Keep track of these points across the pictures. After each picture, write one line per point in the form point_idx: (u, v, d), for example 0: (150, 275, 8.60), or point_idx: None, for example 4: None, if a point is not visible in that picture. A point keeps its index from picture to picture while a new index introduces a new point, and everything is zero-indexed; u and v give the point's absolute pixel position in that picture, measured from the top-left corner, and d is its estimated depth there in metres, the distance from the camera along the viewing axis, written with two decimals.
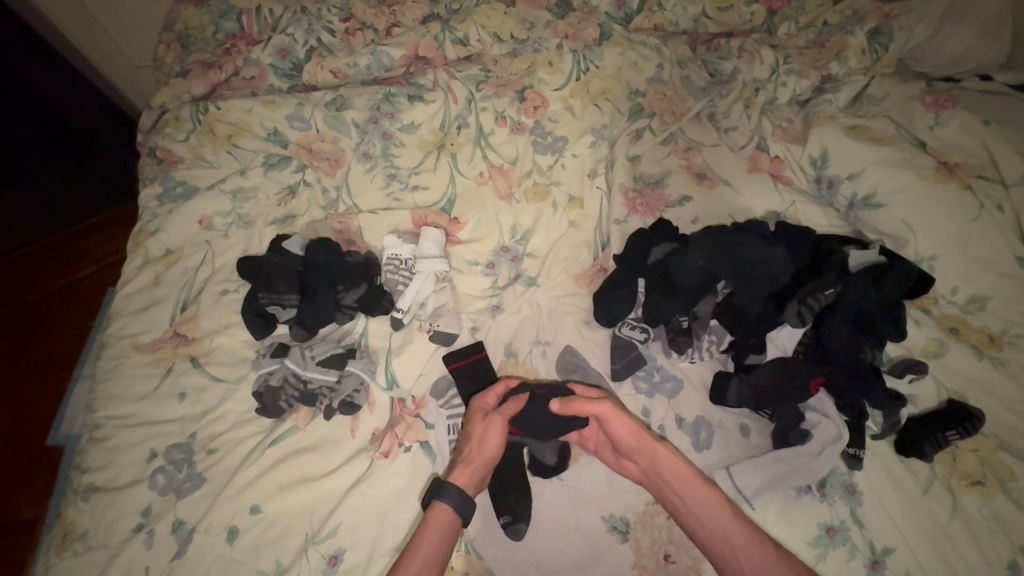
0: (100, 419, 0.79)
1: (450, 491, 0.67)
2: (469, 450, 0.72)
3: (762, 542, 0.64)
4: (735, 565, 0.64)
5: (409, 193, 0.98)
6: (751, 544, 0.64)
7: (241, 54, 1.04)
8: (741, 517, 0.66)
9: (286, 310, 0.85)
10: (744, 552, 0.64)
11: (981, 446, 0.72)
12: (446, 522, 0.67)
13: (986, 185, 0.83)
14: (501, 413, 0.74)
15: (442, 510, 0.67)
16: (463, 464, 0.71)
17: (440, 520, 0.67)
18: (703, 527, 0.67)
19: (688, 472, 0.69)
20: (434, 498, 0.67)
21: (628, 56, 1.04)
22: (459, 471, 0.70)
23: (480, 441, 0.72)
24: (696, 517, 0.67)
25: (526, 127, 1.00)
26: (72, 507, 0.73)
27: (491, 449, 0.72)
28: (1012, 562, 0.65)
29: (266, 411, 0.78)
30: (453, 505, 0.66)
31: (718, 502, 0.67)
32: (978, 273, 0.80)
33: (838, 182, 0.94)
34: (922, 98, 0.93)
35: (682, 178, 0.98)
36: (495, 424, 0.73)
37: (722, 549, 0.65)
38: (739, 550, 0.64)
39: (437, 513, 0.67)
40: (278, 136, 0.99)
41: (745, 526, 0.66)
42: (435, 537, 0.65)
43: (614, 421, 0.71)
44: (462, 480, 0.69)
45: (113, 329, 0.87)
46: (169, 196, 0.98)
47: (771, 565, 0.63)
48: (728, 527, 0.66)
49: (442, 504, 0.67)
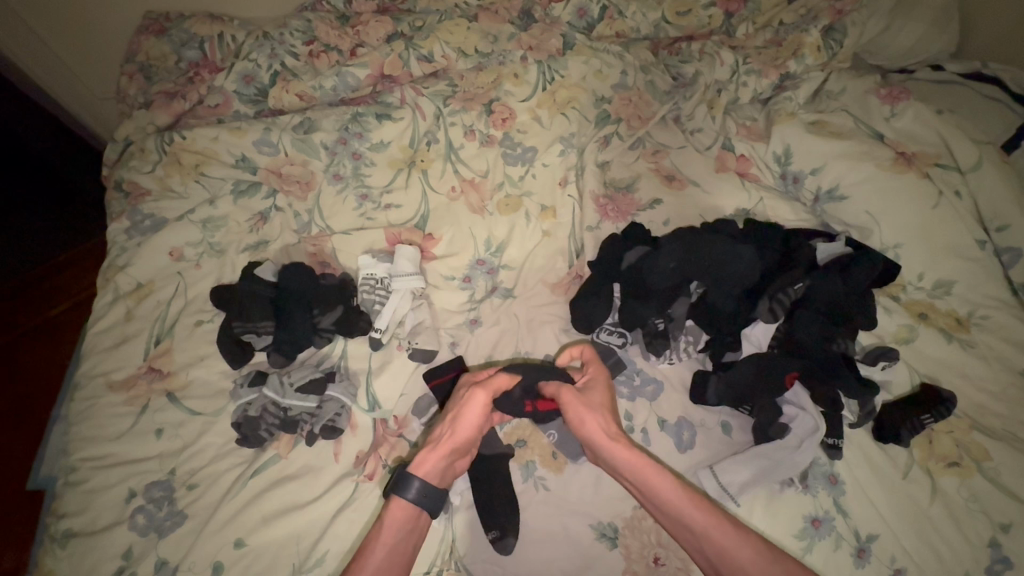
0: (75, 462, 0.77)
1: (414, 483, 0.65)
2: (443, 429, 0.70)
3: (721, 522, 0.63)
4: (702, 549, 0.63)
5: (382, 213, 0.98)
6: (710, 525, 0.63)
7: (205, 82, 1.04)
8: (693, 495, 0.65)
9: (262, 337, 0.85)
10: (707, 534, 0.63)
11: (955, 428, 0.73)
12: (405, 516, 0.65)
13: (944, 173, 0.86)
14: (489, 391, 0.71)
15: (400, 506, 0.65)
16: (432, 447, 0.68)
17: (399, 518, 0.65)
18: (662, 511, 0.66)
19: (632, 460, 0.67)
20: (395, 490, 0.66)
21: (592, 64, 1.06)
22: (425, 455, 0.68)
23: (456, 422, 0.69)
24: (654, 502, 0.66)
25: (496, 140, 1.01)
26: (50, 555, 0.71)
27: (461, 431, 0.69)
28: (992, 539, 0.66)
29: (247, 442, 0.77)
30: (411, 497, 0.65)
31: (672, 484, 0.65)
32: (941, 258, 0.83)
33: (802, 177, 0.95)
34: (877, 92, 0.95)
35: (652, 182, 0.99)
36: (478, 398, 0.70)
37: (688, 535, 0.64)
38: (700, 532, 0.63)
39: (396, 511, 0.65)
40: (246, 162, 0.99)
41: (702, 506, 0.64)
42: (389, 537, 0.64)
43: (572, 407, 0.72)
44: (427, 465, 0.67)
45: (85, 368, 0.85)
46: (137, 229, 0.96)
47: (734, 546, 0.61)
48: (687, 508, 0.64)
49: (402, 499, 0.65)
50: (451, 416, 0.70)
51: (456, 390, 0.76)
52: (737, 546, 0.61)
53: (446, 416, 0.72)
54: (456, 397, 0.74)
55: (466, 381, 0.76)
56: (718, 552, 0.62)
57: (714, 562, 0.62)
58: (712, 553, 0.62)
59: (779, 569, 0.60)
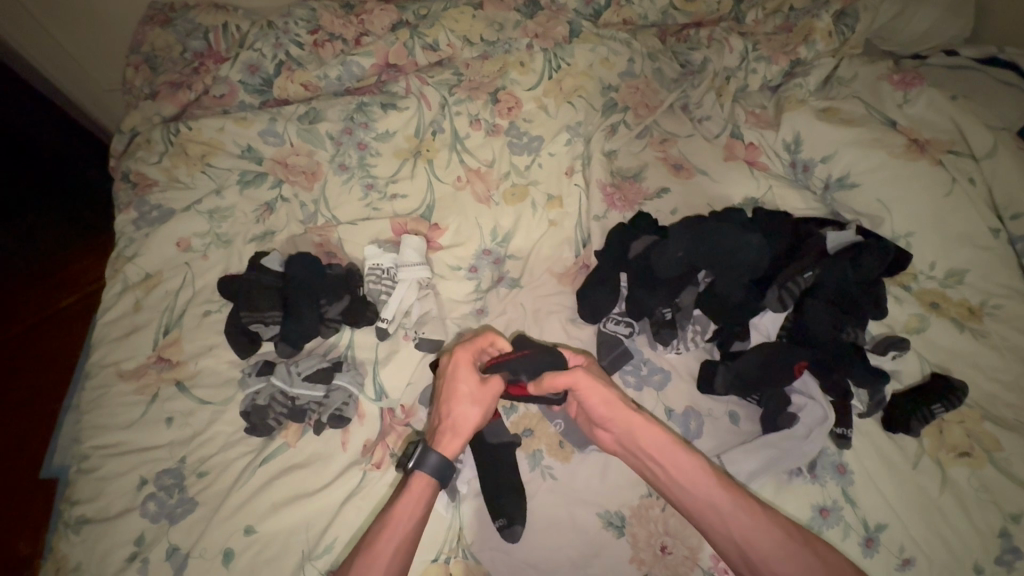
0: (87, 450, 0.78)
1: (433, 457, 0.67)
2: (459, 412, 0.71)
3: (749, 505, 0.65)
4: (724, 531, 0.65)
5: (388, 203, 0.97)
6: (736, 506, 0.65)
7: (210, 73, 1.04)
8: (725, 481, 0.67)
9: (269, 327, 0.85)
10: (731, 516, 0.65)
11: (966, 418, 0.73)
12: (427, 492, 0.67)
13: (958, 159, 0.84)
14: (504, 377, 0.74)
15: (422, 477, 0.67)
16: (454, 432, 0.70)
17: (420, 489, 0.66)
18: (688, 493, 0.67)
19: (666, 442, 0.69)
20: (420, 467, 0.67)
21: (599, 52, 1.04)
22: (451, 440, 0.69)
23: (472, 407, 0.71)
24: (682, 487, 0.67)
25: (502, 129, 1.00)
26: (65, 540, 0.72)
27: (482, 416, 0.72)
28: (1002, 530, 0.66)
29: (255, 431, 0.77)
30: (436, 476, 0.67)
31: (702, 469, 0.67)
32: (954, 247, 0.81)
33: (812, 166, 0.94)
34: (890, 78, 0.93)
35: (659, 170, 0.98)
36: (495, 384, 0.73)
37: (714, 518, 0.65)
38: (728, 516, 0.65)
39: (419, 483, 0.67)
40: (252, 153, 0.99)
41: (732, 491, 0.66)
42: (415, 506, 0.65)
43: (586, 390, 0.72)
44: (452, 448, 0.69)
45: (95, 358, 0.86)
46: (145, 220, 0.96)
47: (761, 530, 0.63)
48: (715, 494, 0.66)
49: (423, 471, 0.67)
50: (468, 400, 0.71)
51: (453, 367, 0.73)
52: (766, 531, 0.63)
53: (452, 398, 0.72)
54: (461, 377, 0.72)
55: (465, 358, 0.74)
56: (743, 535, 0.64)
57: (739, 544, 0.64)
58: (738, 536, 0.64)
59: (803, 552, 0.62)
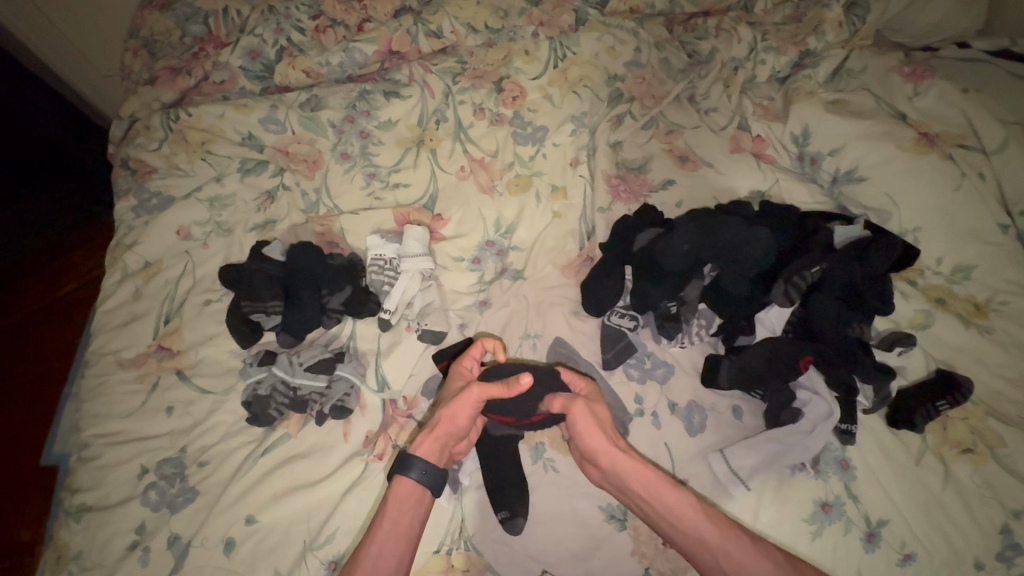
0: (88, 438, 0.78)
1: (415, 461, 0.66)
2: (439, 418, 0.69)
3: (738, 537, 0.62)
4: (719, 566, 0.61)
5: (390, 192, 0.96)
6: (724, 541, 0.61)
7: (209, 58, 1.02)
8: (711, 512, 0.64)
9: (270, 317, 0.84)
10: (720, 552, 0.61)
11: (970, 414, 0.72)
12: (413, 494, 0.65)
13: (968, 154, 0.83)
14: (481, 390, 0.69)
15: (406, 482, 0.65)
16: (428, 430, 0.69)
17: (405, 495, 0.65)
18: (677, 528, 0.63)
19: (646, 473, 0.65)
20: (398, 471, 0.66)
21: (605, 41, 1.03)
22: (422, 439, 0.68)
23: (453, 412, 0.69)
24: (675, 525, 0.63)
25: (505, 119, 0.99)
26: (66, 528, 0.72)
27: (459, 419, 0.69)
28: (1004, 526, 0.66)
29: (257, 421, 0.77)
30: (416, 476, 0.65)
31: (687, 502, 0.64)
32: (961, 243, 0.81)
33: (820, 159, 0.93)
34: (900, 70, 0.92)
35: (664, 162, 0.97)
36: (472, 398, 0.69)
37: (703, 553, 0.62)
38: (717, 550, 0.61)
39: (402, 487, 0.65)
40: (253, 141, 0.98)
41: (719, 523, 0.63)
42: (399, 511, 0.64)
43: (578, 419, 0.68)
44: (424, 448, 0.67)
45: (95, 346, 0.85)
46: (144, 208, 0.95)
47: (752, 560, 0.60)
48: (702, 527, 0.62)
49: (406, 477, 0.65)
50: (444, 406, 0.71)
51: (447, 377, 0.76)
52: (757, 561, 0.60)
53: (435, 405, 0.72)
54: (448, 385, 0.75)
55: (457, 370, 0.75)
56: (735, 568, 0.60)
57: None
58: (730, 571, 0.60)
59: None
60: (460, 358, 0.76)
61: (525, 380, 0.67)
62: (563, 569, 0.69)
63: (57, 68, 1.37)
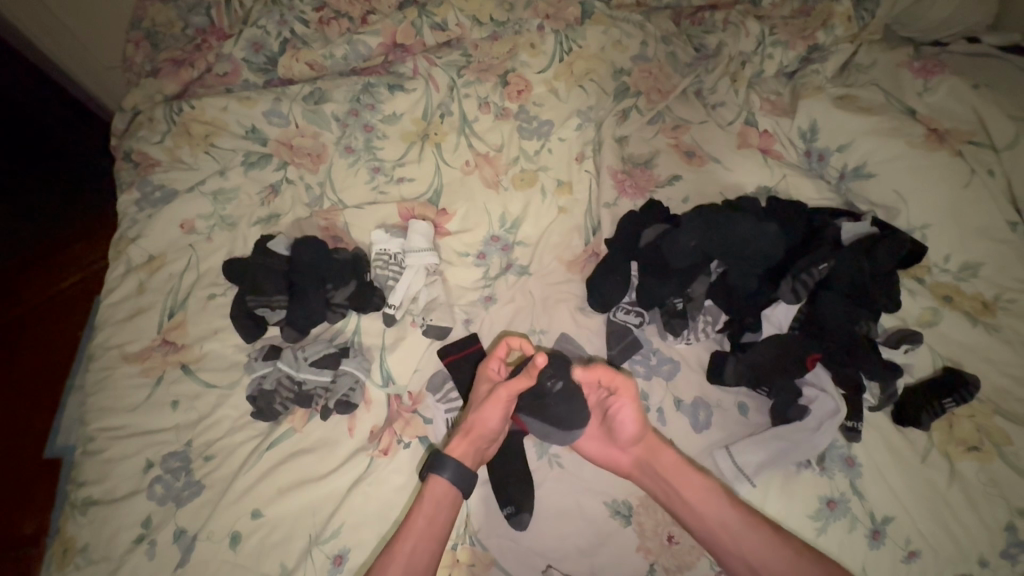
0: (93, 432, 0.78)
1: (449, 462, 0.68)
2: (471, 419, 0.71)
3: (763, 528, 0.66)
4: (738, 553, 0.65)
5: (395, 186, 0.96)
6: (749, 529, 0.66)
7: (212, 50, 1.01)
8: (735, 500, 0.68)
9: (275, 312, 0.84)
10: (739, 538, 0.66)
11: (976, 412, 0.72)
12: (444, 493, 0.68)
13: (977, 150, 0.82)
14: (506, 390, 0.71)
15: (439, 483, 0.68)
16: (463, 434, 0.71)
17: (438, 494, 0.67)
18: (699, 516, 0.68)
19: (676, 460, 0.71)
20: (433, 471, 0.68)
21: (612, 34, 1.02)
22: (458, 442, 0.70)
23: (483, 411, 0.71)
24: (699, 513, 0.68)
25: (510, 113, 0.98)
26: (72, 521, 0.72)
27: (489, 421, 0.71)
28: (1008, 524, 0.66)
29: (261, 415, 0.77)
30: (450, 477, 0.67)
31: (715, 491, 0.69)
32: (969, 240, 0.80)
33: (828, 155, 0.92)
34: (910, 65, 0.91)
35: (671, 157, 0.97)
36: (501, 399, 0.71)
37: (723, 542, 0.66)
38: (740, 536, 0.66)
39: (436, 488, 0.68)
40: (256, 134, 0.97)
41: (743, 512, 0.67)
42: (431, 510, 0.66)
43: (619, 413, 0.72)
44: (460, 451, 0.70)
45: (100, 340, 0.85)
46: (147, 201, 0.95)
47: (773, 548, 0.64)
48: (727, 516, 0.67)
49: (440, 476, 0.68)
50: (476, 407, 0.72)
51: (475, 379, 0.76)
52: (779, 549, 0.64)
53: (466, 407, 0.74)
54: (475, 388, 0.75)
55: (484, 372, 0.75)
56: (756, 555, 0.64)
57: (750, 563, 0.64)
58: (752, 559, 0.64)
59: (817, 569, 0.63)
60: (487, 359, 0.76)
61: (539, 362, 0.71)
62: (568, 564, 0.69)
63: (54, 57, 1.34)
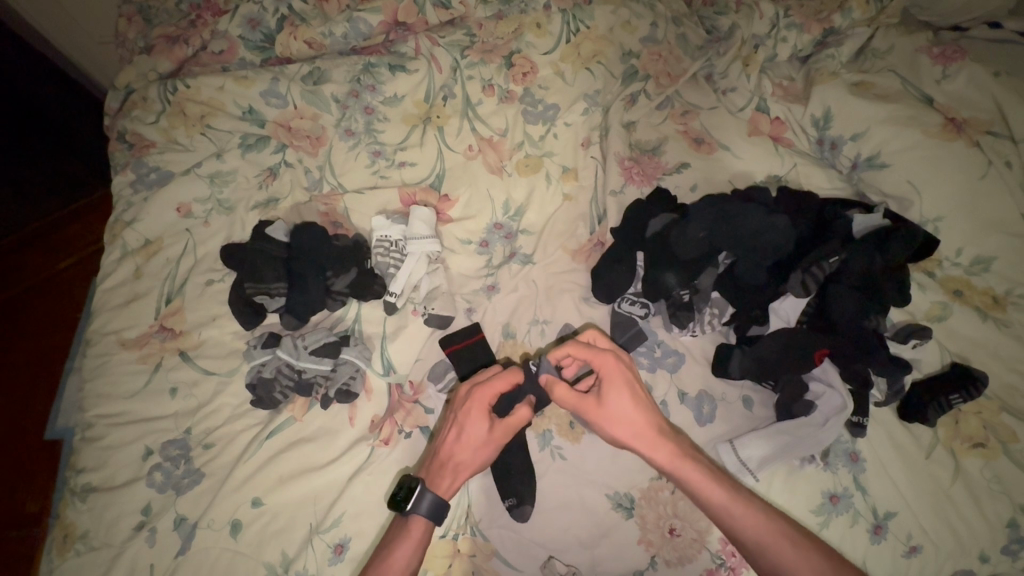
0: (90, 418, 0.77)
1: (430, 500, 0.64)
2: (468, 457, 0.67)
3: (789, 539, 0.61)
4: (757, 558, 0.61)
5: (396, 170, 0.93)
6: (764, 540, 0.61)
7: (207, 26, 0.98)
8: (766, 508, 0.63)
9: (274, 299, 0.83)
10: (763, 550, 0.61)
11: (983, 409, 0.72)
12: (426, 532, 0.65)
13: (994, 141, 0.80)
14: (512, 430, 0.68)
15: (420, 522, 0.65)
16: (454, 473, 0.67)
17: (421, 534, 0.64)
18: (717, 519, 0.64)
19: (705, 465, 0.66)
20: (414, 510, 0.64)
21: (621, 14, 0.98)
22: (448, 482, 0.66)
23: (479, 453, 0.67)
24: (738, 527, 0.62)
25: (515, 96, 0.95)
26: (71, 508, 0.72)
27: (485, 462, 0.68)
28: (1011, 520, 0.66)
29: (260, 403, 0.76)
30: (430, 515, 0.64)
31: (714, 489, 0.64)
32: (983, 233, 0.78)
33: (841, 143, 0.90)
34: (929, 50, 0.88)
35: (680, 144, 0.94)
36: (502, 441, 0.68)
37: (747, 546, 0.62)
38: (763, 546, 0.61)
39: (418, 528, 0.64)
40: (254, 115, 0.94)
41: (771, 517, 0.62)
42: (412, 551, 0.63)
43: (613, 403, 0.67)
44: (446, 488, 0.66)
45: (96, 326, 0.84)
46: (143, 183, 0.93)
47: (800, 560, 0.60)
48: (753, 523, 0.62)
49: (420, 516, 0.64)
50: (472, 446, 0.67)
51: (466, 411, 0.68)
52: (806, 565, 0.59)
53: (458, 442, 0.67)
54: (471, 423, 0.67)
55: (481, 402, 0.68)
56: (774, 565, 0.60)
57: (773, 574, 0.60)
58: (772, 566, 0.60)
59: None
60: (478, 389, 0.69)
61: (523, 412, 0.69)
62: (570, 555, 0.69)
63: (32, 19, 1.24)
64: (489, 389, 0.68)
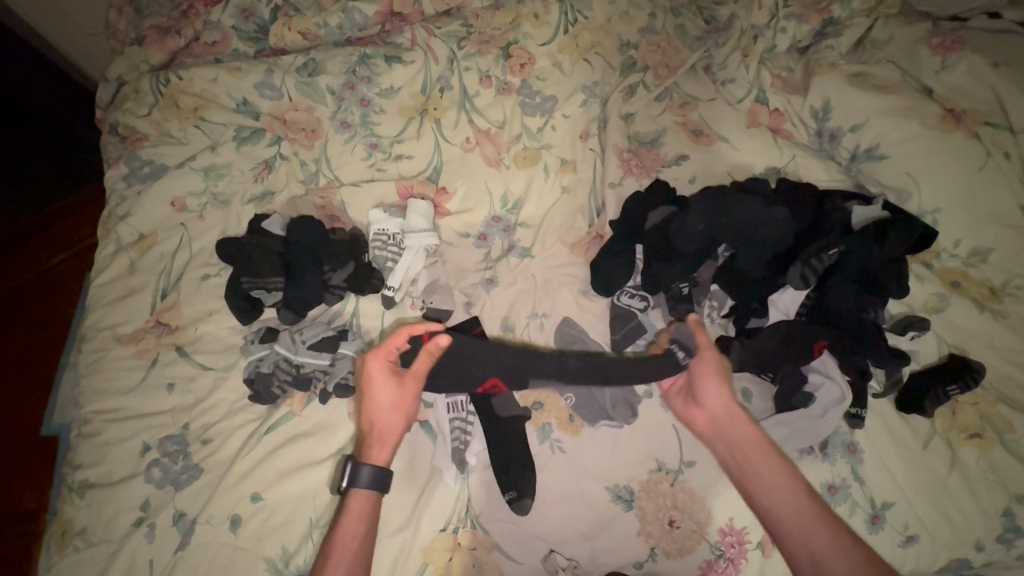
0: (87, 414, 0.77)
1: (367, 473, 0.65)
2: (385, 420, 0.69)
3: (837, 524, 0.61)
4: (803, 541, 0.61)
5: (393, 163, 0.93)
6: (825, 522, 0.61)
7: (199, 16, 0.96)
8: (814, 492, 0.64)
9: (271, 294, 0.82)
10: (810, 527, 0.61)
11: (980, 400, 0.72)
12: (369, 506, 0.65)
13: (994, 132, 0.80)
14: (418, 380, 0.70)
15: (361, 497, 0.65)
16: (381, 439, 0.68)
17: (361, 509, 0.64)
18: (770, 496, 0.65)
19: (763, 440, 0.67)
20: (352, 485, 0.65)
21: (619, 5, 0.97)
22: (378, 450, 0.67)
23: (395, 411, 0.69)
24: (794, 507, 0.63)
25: (513, 88, 0.94)
26: (69, 504, 0.72)
27: (404, 419, 0.70)
28: (1006, 510, 0.67)
29: (259, 399, 0.76)
30: (369, 489, 0.65)
31: (791, 473, 0.65)
32: (981, 225, 0.78)
33: (840, 135, 0.90)
34: (929, 41, 0.87)
35: (678, 136, 0.94)
36: (413, 392, 0.70)
37: (795, 527, 0.62)
38: (804, 528, 0.62)
39: (358, 502, 0.65)
40: (248, 107, 0.93)
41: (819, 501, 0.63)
42: (355, 526, 0.63)
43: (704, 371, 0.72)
44: (380, 457, 0.67)
45: (91, 321, 0.83)
46: (136, 176, 0.92)
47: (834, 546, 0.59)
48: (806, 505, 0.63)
49: (360, 490, 0.65)
50: (387, 408, 0.69)
51: (368, 379, 0.69)
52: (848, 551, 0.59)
53: (371, 408, 0.69)
54: (375, 387, 0.69)
55: (377, 363, 0.69)
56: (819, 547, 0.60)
57: (814, 556, 0.60)
58: (816, 549, 0.60)
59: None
60: (373, 355, 0.70)
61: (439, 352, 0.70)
62: (571, 548, 0.70)
63: (21, 10, 1.23)
64: (379, 352, 0.70)
